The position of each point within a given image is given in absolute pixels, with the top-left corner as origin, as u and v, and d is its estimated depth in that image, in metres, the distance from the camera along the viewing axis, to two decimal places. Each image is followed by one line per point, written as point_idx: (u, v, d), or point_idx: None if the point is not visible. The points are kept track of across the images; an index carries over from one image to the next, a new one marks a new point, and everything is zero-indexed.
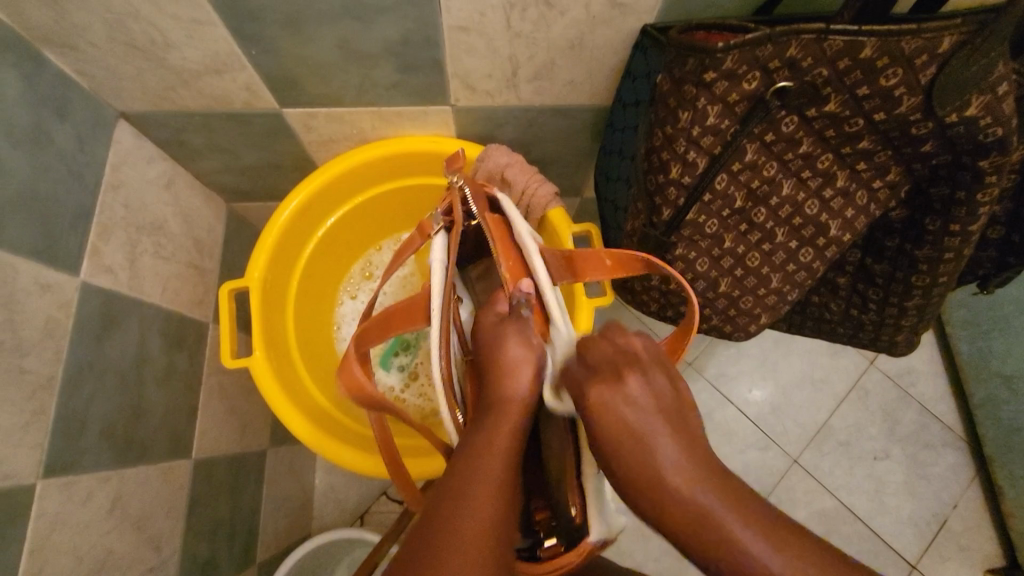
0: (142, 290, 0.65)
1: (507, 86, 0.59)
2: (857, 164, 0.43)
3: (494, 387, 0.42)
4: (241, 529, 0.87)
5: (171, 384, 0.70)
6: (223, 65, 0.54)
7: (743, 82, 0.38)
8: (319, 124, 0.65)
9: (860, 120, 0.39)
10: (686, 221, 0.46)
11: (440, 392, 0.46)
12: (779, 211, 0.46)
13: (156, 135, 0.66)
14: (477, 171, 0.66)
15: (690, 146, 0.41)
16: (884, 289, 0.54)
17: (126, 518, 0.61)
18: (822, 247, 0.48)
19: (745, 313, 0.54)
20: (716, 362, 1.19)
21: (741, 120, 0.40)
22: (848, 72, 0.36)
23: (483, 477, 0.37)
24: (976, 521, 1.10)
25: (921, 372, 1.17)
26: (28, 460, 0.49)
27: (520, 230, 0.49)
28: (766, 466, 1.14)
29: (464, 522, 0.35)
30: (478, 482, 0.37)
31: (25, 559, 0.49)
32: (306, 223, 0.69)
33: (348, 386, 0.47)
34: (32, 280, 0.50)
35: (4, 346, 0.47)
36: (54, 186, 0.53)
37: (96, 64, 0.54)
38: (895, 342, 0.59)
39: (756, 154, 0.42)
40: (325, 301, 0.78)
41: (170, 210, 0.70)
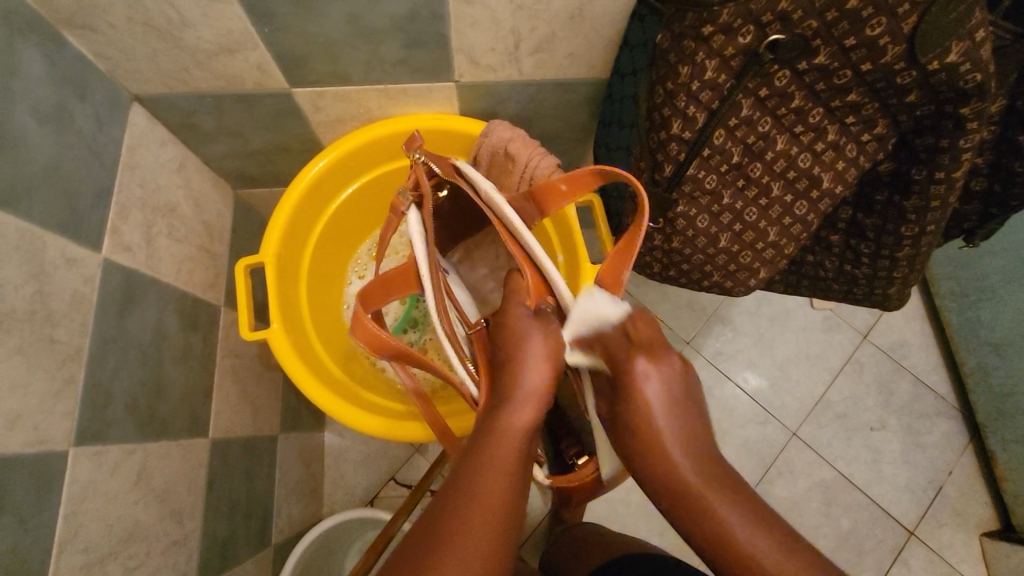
0: (159, 270, 0.66)
1: (509, 60, 0.61)
2: (846, 118, 0.46)
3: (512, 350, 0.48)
4: (257, 512, 0.89)
5: (189, 363, 0.71)
6: (237, 45, 0.56)
7: (739, 36, 0.40)
8: (327, 104, 0.67)
9: (848, 71, 0.42)
10: (687, 176, 0.49)
11: (444, 340, 0.54)
12: (774, 165, 0.48)
13: (167, 119, 0.68)
14: (481, 146, 0.69)
15: (690, 101, 0.44)
16: (875, 243, 0.56)
17: (151, 491, 0.62)
18: (816, 200, 0.51)
19: (744, 268, 0.57)
20: (714, 341, 1.22)
21: (737, 74, 0.42)
22: (836, 23, 0.39)
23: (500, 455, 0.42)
24: (971, 487, 1.13)
25: (914, 345, 1.20)
26: (61, 427, 0.51)
27: (481, 186, 0.53)
28: (766, 440, 1.17)
29: (499, 459, 0.41)
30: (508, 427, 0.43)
31: (61, 522, 0.50)
32: (316, 201, 0.71)
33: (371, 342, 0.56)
34: (59, 254, 0.52)
35: (36, 315, 0.49)
36: (75, 165, 0.54)
37: (114, 46, 0.56)
38: (888, 295, 0.62)
39: (751, 109, 0.44)
40: (335, 281, 0.80)
41: (182, 193, 0.72)
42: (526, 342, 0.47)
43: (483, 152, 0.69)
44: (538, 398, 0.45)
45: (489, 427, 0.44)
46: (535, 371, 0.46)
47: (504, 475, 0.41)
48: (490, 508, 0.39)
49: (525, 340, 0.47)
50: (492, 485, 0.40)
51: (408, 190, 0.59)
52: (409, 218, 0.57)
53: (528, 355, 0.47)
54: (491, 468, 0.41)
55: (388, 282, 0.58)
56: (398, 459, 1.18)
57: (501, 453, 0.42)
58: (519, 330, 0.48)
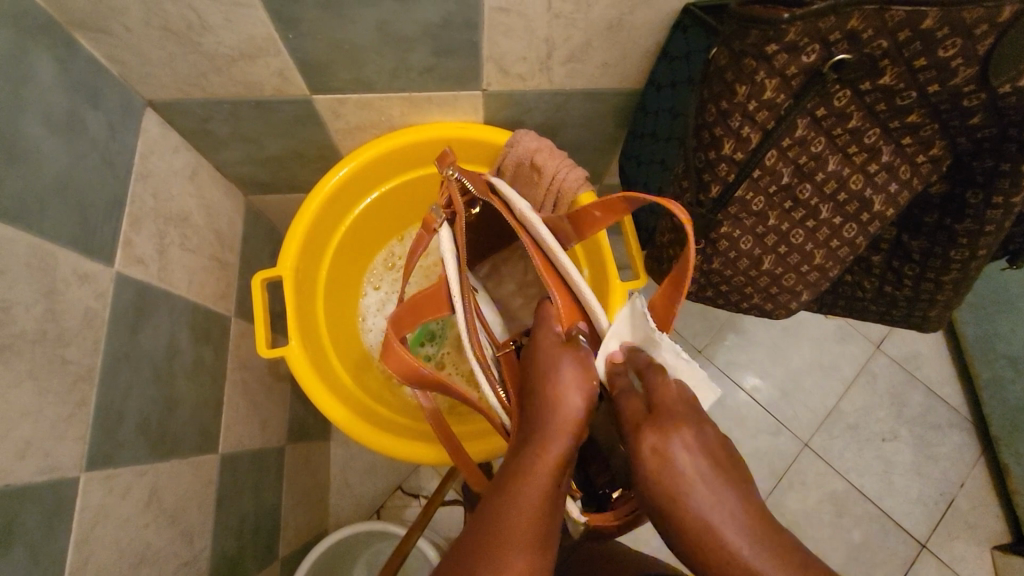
0: (172, 282, 0.64)
1: (540, 69, 0.59)
2: (903, 140, 0.44)
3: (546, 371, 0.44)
4: (265, 525, 0.86)
5: (200, 376, 0.69)
6: (258, 50, 0.54)
7: (803, 54, 0.38)
8: (347, 111, 0.65)
9: (913, 92, 0.39)
10: (735, 197, 0.47)
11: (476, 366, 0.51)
12: (825, 187, 0.46)
13: (181, 125, 0.65)
14: (507, 156, 0.67)
15: (745, 121, 0.42)
16: (920, 265, 0.54)
17: (162, 512, 0.60)
18: (866, 223, 0.49)
19: (786, 290, 0.55)
20: (727, 350, 1.20)
21: (797, 94, 0.40)
22: (908, 43, 0.37)
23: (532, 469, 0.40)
24: (982, 500, 1.12)
25: (927, 356, 1.19)
26: (72, 452, 0.48)
27: (519, 206, 0.51)
28: (779, 450, 1.15)
29: (530, 490, 0.39)
30: (540, 454, 0.40)
31: (72, 552, 0.48)
32: (334, 212, 0.69)
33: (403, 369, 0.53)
34: (71, 270, 0.49)
35: (47, 335, 0.46)
36: (87, 175, 0.52)
37: (129, 50, 0.53)
38: (928, 318, 0.60)
39: (806, 129, 0.42)
40: (350, 293, 0.77)
41: (194, 200, 0.69)
42: (557, 375, 0.44)
43: (509, 162, 0.67)
44: (573, 426, 0.42)
45: (514, 464, 0.40)
46: (567, 407, 0.42)
47: (530, 513, 0.38)
48: (515, 546, 0.36)
49: (558, 368, 0.44)
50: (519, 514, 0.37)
51: (441, 207, 0.57)
52: (441, 233, 0.55)
53: (563, 384, 0.43)
54: (519, 497, 0.38)
55: (417, 305, 0.55)
56: (405, 468, 1.16)
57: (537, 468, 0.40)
58: (552, 359, 0.45)
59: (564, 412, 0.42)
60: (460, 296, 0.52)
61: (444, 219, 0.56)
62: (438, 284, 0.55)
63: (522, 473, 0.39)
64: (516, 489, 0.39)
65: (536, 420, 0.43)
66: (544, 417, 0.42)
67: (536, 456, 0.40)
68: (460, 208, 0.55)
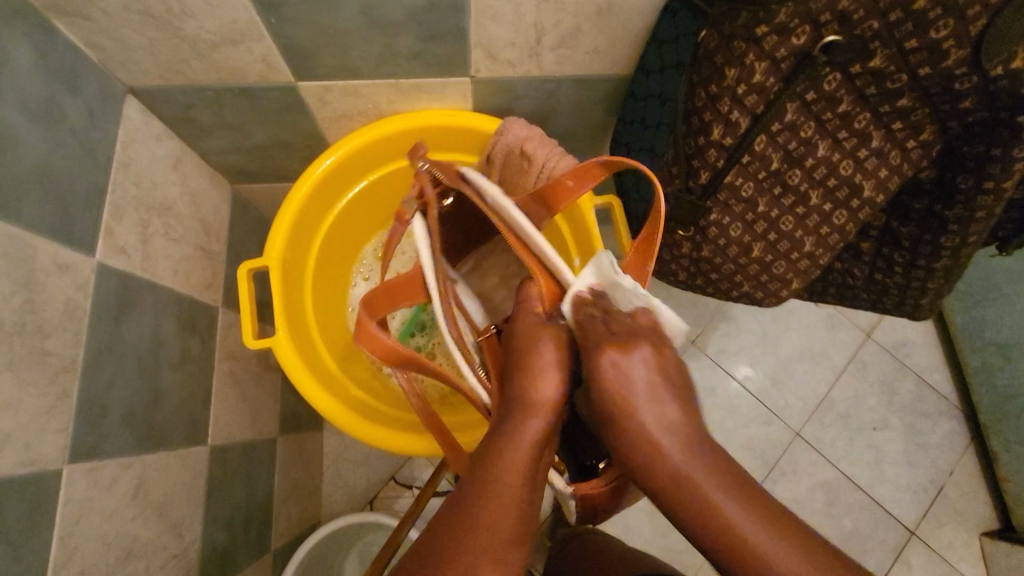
0: (156, 272, 0.63)
1: (529, 55, 0.58)
2: (893, 124, 0.43)
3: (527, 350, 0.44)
4: (257, 517, 0.86)
5: (187, 368, 0.68)
6: (240, 35, 0.53)
7: (792, 36, 0.38)
8: (333, 98, 0.63)
9: (904, 75, 0.39)
10: (724, 184, 0.46)
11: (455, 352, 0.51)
12: (814, 172, 0.46)
13: (164, 113, 0.64)
14: (496, 144, 0.66)
15: (734, 105, 0.41)
16: (910, 252, 0.54)
17: (149, 505, 0.59)
18: (856, 209, 0.49)
19: (776, 278, 0.55)
20: (718, 340, 1.20)
21: (786, 78, 0.40)
22: (898, 24, 0.36)
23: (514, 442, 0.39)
24: (970, 487, 1.13)
25: (917, 345, 1.19)
26: (55, 445, 0.47)
27: (486, 188, 0.51)
28: (770, 439, 1.16)
29: (508, 474, 0.38)
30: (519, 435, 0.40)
31: (56, 545, 0.47)
32: (322, 201, 0.68)
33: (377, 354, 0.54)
34: (50, 261, 0.48)
35: (26, 327, 0.45)
36: (67, 164, 0.51)
37: (107, 35, 0.52)
38: (919, 305, 0.60)
39: (796, 114, 0.42)
40: (340, 284, 0.76)
41: (178, 190, 0.68)
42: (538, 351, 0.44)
43: (499, 151, 0.66)
44: (548, 409, 0.41)
45: (495, 437, 0.40)
46: (547, 383, 0.42)
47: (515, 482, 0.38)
48: (500, 515, 0.36)
49: (536, 349, 0.44)
50: (499, 497, 0.37)
51: (413, 200, 0.58)
52: (413, 225, 0.55)
53: (541, 367, 0.43)
54: (499, 482, 0.37)
55: (391, 292, 0.55)
56: (397, 459, 1.16)
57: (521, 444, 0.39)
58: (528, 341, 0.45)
59: (541, 396, 0.42)
60: (437, 284, 0.52)
61: (416, 210, 0.57)
62: (414, 273, 0.55)
63: (501, 457, 0.39)
64: (494, 475, 0.38)
65: (513, 405, 0.42)
66: (520, 402, 0.42)
67: (514, 439, 0.40)
68: (434, 201, 0.55)
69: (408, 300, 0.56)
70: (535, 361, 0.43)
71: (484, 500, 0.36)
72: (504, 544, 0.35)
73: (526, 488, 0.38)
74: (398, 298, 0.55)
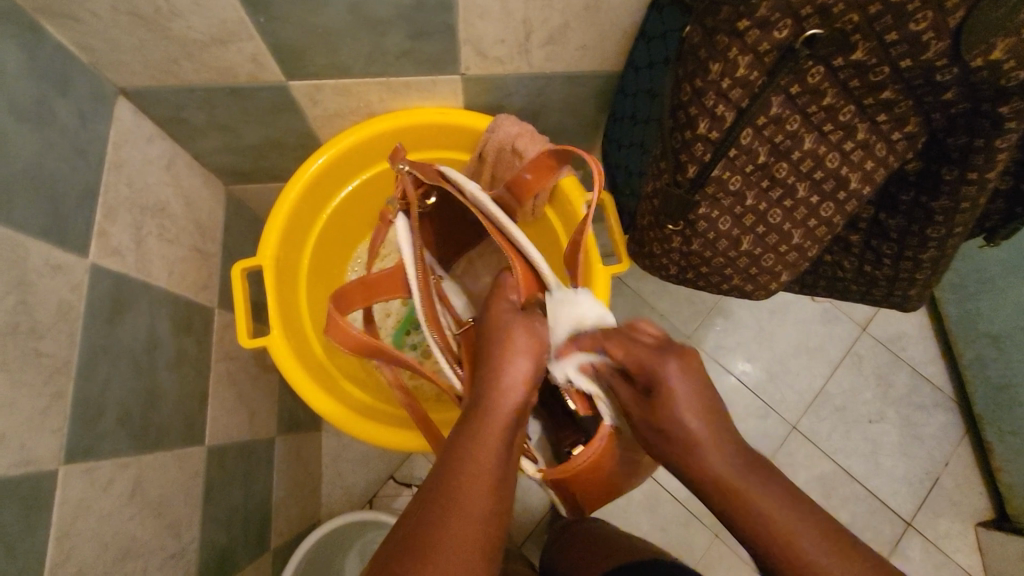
0: (150, 273, 0.63)
1: (518, 52, 0.58)
2: (877, 115, 0.43)
3: (503, 340, 0.46)
4: (256, 517, 0.86)
5: (183, 369, 0.69)
6: (230, 35, 0.53)
7: (775, 30, 0.38)
8: (325, 97, 0.64)
9: (886, 68, 0.39)
10: (711, 178, 0.46)
11: (436, 351, 0.53)
12: (800, 166, 0.46)
13: (156, 114, 0.64)
14: (487, 142, 0.66)
15: (719, 99, 0.41)
16: (898, 244, 0.55)
17: (146, 505, 0.60)
18: (842, 201, 0.49)
19: (766, 271, 0.55)
20: (714, 334, 1.21)
21: (771, 71, 0.40)
22: (879, 17, 0.36)
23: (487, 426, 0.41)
24: (966, 477, 1.14)
25: (912, 337, 1.20)
26: (50, 445, 0.48)
27: (464, 183, 0.55)
28: (767, 433, 1.16)
29: (484, 448, 0.39)
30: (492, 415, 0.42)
31: (52, 546, 0.48)
32: (315, 200, 0.68)
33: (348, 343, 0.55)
34: (43, 262, 0.48)
35: (19, 329, 0.45)
36: (60, 165, 0.51)
37: (97, 36, 0.52)
38: (909, 296, 0.61)
39: (781, 107, 0.42)
40: (334, 283, 0.77)
41: (172, 190, 0.69)
42: (510, 337, 0.46)
43: (490, 148, 0.67)
44: (522, 389, 0.43)
45: (468, 422, 0.41)
46: (518, 366, 0.44)
47: (491, 462, 0.39)
48: (477, 495, 0.37)
49: (512, 335, 0.46)
50: (473, 474, 0.38)
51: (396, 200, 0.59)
52: (397, 224, 0.57)
53: (513, 354, 0.45)
54: (473, 462, 0.39)
55: (370, 286, 0.58)
56: (397, 457, 1.16)
57: (492, 427, 0.41)
58: (506, 329, 0.47)
59: (513, 380, 0.43)
60: (416, 278, 0.55)
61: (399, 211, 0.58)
62: (395, 267, 0.57)
63: (474, 439, 0.40)
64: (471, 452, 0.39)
65: (485, 391, 0.43)
66: (491, 387, 0.43)
67: (486, 420, 0.41)
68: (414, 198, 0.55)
69: (385, 294, 0.58)
70: (506, 343, 0.45)
71: (459, 481, 0.37)
72: (478, 518, 0.36)
73: (500, 466, 0.39)
74: (375, 292, 0.58)
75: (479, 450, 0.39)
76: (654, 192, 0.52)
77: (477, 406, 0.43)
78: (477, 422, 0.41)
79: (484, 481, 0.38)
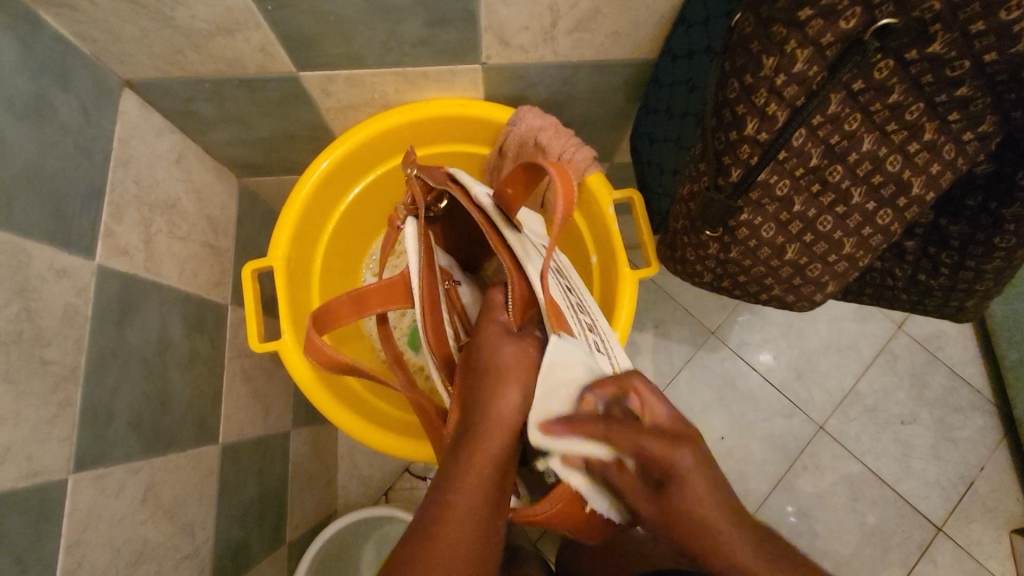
0: (159, 272, 0.61)
1: (544, 39, 0.54)
2: (949, 115, 0.38)
3: (493, 362, 0.42)
4: (271, 510, 0.86)
5: (193, 367, 0.68)
6: (237, 24, 0.50)
7: (841, 20, 0.34)
8: (337, 89, 0.60)
9: (966, 62, 0.34)
10: (757, 182, 0.42)
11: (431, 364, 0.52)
12: (856, 169, 0.41)
13: (163, 106, 0.62)
14: (509, 136, 0.63)
15: (771, 97, 0.37)
16: (959, 253, 0.50)
17: (158, 508, 0.59)
18: (902, 208, 0.44)
19: (811, 282, 0.51)
20: (739, 331, 1.17)
21: (832, 66, 0.36)
22: (964, 4, 0.32)
23: (478, 459, 0.38)
24: (1004, 483, 1.08)
25: (951, 336, 1.14)
26: (57, 454, 0.46)
27: (472, 187, 0.50)
28: (792, 433, 1.12)
29: (472, 488, 0.37)
30: (471, 467, 0.37)
31: (63, 554, 0.47)
32: (329, 196, 0.66)
33: (321, 358, 0.51)
34: (47, 265, 0.46)
35: (24, 336, 0.43)
36: (65, 164, 0.48)
37: (98, 26, 0.49)
38: (966, 308, 0.56)
39: (840, 105, 0.37)
40: (349, 280, 0.75)
41: (182, 186, 0.67)
42: (503, 363, 0.42)
43: (511, 143, 0.63)
44: (510, 426, 0.40)
45: (454, 455, 0.39)
46: (509, 398, 0.40)
47: (478, 499, 0.36)
48: (460, 537, 0.35)
49: (507, 356, 0.43)
50: (450, 547, 0.34)
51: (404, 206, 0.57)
52: (407, 229, 0.54)
53: (507, 379, 0.41)
54: (461, 502, 0.36)
55: (361, 298, 0.54)
56: None
57: (481, 460, 0.38)
58: (498, 350, 0.43)
59: (508, 410, 0.40)
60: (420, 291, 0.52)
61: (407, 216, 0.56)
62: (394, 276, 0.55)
63: (462, 475, 0.37)
64: (455, 492, 0.36)
65: (479, 416, 0.40)
66: (485, 411, 0.40)
67: (478, 451, 0.38)
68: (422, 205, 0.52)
69: (380, 304, 0.55)
70: (501, 367, 0.42)
71: (443, 524, 0.35)
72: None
73: (491, 505, 0.37)
74: (369, 302, 0.55)
75: (465, 489, 0.37)
76: (693, 194, 0.47)
77: (469, 434, 0.39)
78: (461, 455, 0.38)
79: (470, 521, 0.35)
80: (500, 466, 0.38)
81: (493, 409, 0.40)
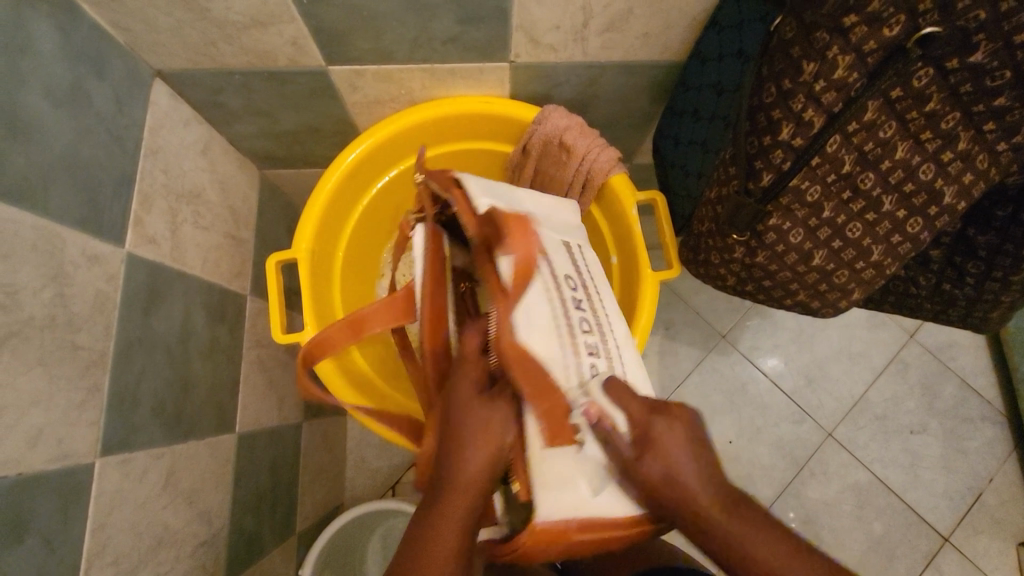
0: (184, 262, 0.62)
1: (574, 39, 0.54)
2: (985, 124, 0.38)
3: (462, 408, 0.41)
4: (282, 500, 0.87)
5: (213, 356, 0.68)
6: (271, 17, 0.50)
7: (885, 28, 0.34)
8: (365, 83, 0.60)
9: (1007, 72, 0.34)
10: (788, 187, 0.42)
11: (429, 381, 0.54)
12: (889, 177, 0.41)
13: (192, 97, 0.62)
14: (533, 135, 0.63)
15: (808, 103, 0.37)
16: (987, 262, 0.49)
17: (178, 493, 0.60)
18: (933, 217, 0.44)
19: (837, 289, 0.51)
20: (750, 335, 1.16)
21: (871, 72, 0.36)
22: (1009, 14, 0.32)
23: (441, 525, 0.37)
24: (1012, 495, 1.08)
25: (962, 346, 1.14)
26: (86, 438, 0.46)
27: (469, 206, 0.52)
28: (800, 439, 1.12)
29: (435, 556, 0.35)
30: (437, 537, 0.36)
31: (89, 537, 0.47)
32: (352, 190, 0.66)
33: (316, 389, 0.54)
34: (80, 251, 0.46)
35: (58, 320, 0.44)
36: (98, 152, 0.49)
37: (135, 16, 0.50)
38: (990, 318, 0.55)
39: (876, 112, 0.38)
40: (368, 274, 0.75)
41: (207, 176, 0.67)
42: (473, 410, 0.41)
43: (535, 141, 0.63)
44: (481, 483, 0.38)
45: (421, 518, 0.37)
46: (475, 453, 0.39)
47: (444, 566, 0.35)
48: None
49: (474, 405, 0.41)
50: None
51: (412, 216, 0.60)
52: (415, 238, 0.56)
53: (474, 432, 0.40)
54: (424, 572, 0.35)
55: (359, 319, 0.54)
56: None
57: (448, 523, 0.37)
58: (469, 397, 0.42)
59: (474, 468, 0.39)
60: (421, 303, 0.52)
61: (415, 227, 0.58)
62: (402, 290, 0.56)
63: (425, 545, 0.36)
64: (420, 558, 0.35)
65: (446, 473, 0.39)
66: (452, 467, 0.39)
67: (445, 513, 0.37)
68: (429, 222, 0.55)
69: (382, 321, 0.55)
70: (467, 418, 0.40)
71: None
72: None
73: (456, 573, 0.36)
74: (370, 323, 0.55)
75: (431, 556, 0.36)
76: (721, 197, 0.47)
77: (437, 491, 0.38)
78: (426, 521, 0.37)
79: None
80: (465, 527, 0.37)
81: (460, 467, 0.39)
